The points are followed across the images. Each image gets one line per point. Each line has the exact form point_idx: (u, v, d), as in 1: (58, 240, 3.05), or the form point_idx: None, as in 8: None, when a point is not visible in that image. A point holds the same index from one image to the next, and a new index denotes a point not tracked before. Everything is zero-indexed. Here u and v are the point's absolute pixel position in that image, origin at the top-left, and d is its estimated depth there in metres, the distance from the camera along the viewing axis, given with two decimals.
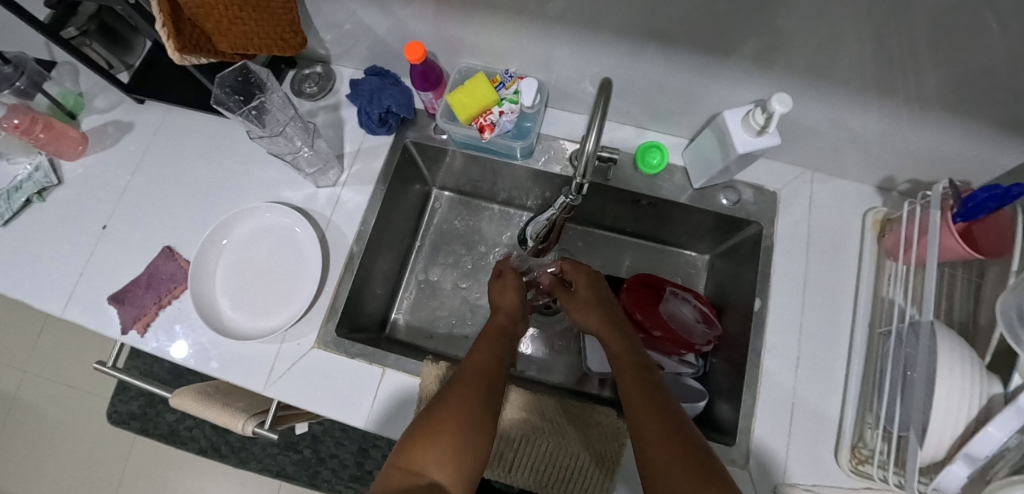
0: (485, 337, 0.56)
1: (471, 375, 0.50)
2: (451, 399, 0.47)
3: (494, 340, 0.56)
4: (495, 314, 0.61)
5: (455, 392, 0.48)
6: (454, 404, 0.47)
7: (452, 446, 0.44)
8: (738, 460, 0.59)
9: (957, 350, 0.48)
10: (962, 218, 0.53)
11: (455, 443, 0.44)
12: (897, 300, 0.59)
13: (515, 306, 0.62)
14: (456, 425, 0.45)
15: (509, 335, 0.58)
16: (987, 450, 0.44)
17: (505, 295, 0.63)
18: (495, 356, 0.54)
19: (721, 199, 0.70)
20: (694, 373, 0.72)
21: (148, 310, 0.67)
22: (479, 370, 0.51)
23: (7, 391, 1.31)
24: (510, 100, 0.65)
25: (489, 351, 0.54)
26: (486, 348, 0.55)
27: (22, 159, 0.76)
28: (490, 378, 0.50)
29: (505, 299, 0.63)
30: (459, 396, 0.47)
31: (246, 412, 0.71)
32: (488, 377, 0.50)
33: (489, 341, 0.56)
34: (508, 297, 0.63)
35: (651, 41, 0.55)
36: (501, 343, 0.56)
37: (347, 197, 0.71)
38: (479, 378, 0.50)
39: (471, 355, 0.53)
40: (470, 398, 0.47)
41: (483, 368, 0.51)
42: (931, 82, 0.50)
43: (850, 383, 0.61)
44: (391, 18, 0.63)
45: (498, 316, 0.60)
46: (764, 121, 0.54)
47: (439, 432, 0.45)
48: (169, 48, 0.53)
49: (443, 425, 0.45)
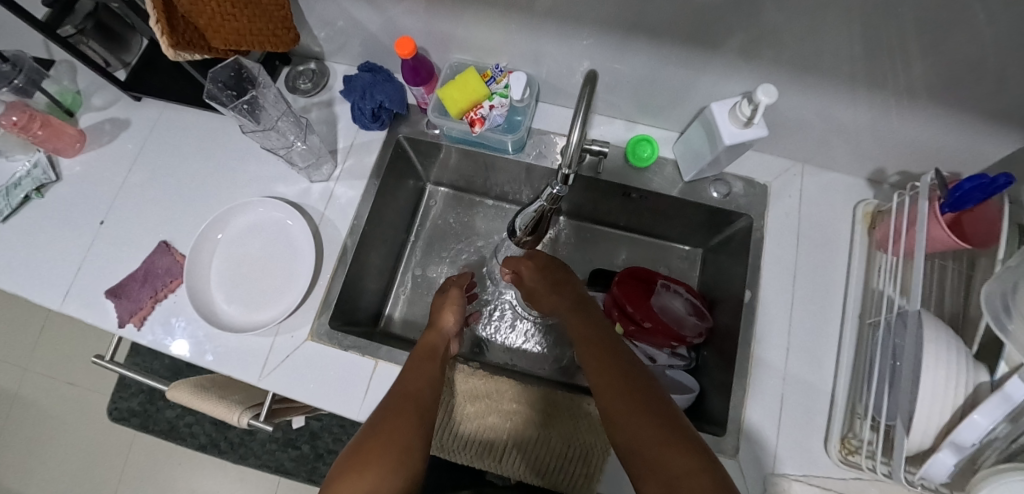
0: (416, 359, 0.55)
1: (400, 401, 0.48)
2: (382, 426, 0.45)
3: (425, 361, 0.55)
4: (427, 335, 0.60)
5: (386, 419, 0.45)
6: (385, 430, 0.44)
7: (386, 471, 0.41)
8: (728, 451, 0.59)
9: (943, 339, 0.49)
10: (950, 208, 0.53)
11: (389, 466, 0.41)
12: (885, 290, 0.59)
13: (451, 328, 0.63)
14: (388, 448, 0.42)
15: (440, 356, 0.57)
16: (973, 437, 0.45)
17: (442, 315, 0.64)
18: (427, 377, 0.53)
19: (711, 192, 0.70)
20: (686, 365, 0.73)
21: (144, 304, 0.67)
22: (410, 395, 0.49)
23: (9, 389, 1.32)
24: (499, 94, 0.66)
25: (420, 371, 0.53)
26: (416, 370, 0.53)
27: (21, 156, 0.77)
28: (422, 401, 0.49)
29: (441, 320, 0.63)
30: (390, 423, 0.45)
31: (241, 405, 0.72)
32: (419, 400, 0.49)
33: (420, 363, 0.54)
34: (447, 317, 0.64)
35: (639, 34, 0.56)
36: (433, 364, 0.55)
37: (340, 191, 0.72)
38: (410, 402, 0.48)
39: (401, 379, 0.52)
40: (402, 422, 0.45)
41: (414, 392, 0.50)
42: (918, 73, 0.50)
43: (839, 374, 0.61)
44: (382, 14, 0.64)
45: (431, 336, 0.60)
46: (750, 113, 0.55)
47: (370, 460, 0.41)
48: (163, 44, 0.54)
49: (372, 452, 0.42)
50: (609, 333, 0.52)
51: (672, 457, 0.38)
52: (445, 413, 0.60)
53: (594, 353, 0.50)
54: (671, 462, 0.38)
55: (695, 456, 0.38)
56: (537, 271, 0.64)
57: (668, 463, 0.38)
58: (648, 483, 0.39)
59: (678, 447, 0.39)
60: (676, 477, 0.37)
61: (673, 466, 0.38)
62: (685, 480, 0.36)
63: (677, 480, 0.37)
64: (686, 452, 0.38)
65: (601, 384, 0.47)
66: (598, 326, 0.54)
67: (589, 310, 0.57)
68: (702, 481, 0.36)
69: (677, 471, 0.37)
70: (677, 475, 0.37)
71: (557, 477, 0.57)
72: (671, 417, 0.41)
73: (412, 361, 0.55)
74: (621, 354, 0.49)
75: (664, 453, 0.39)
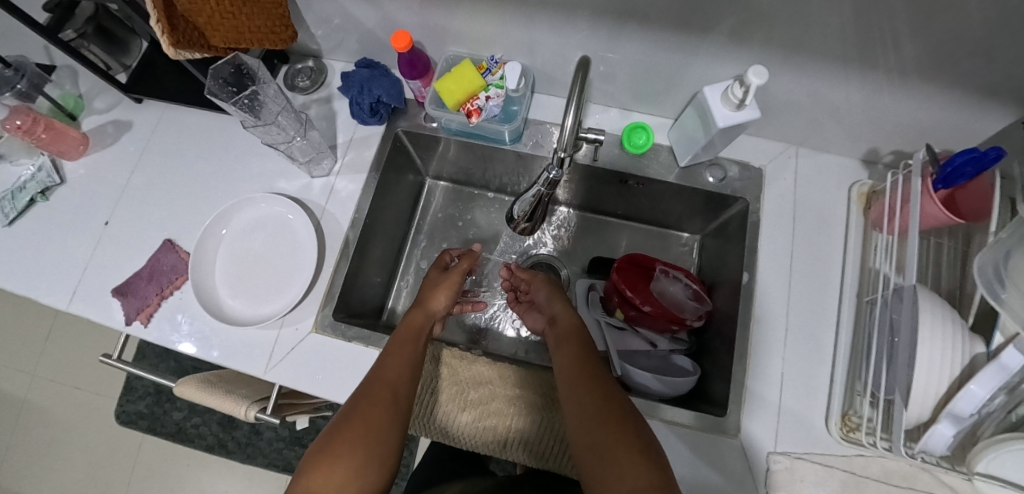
0: (399, 342, 0.56)
1: (377, 389, 0.49)
2: (357, 414, 0.46)
3: (405, 344, 0.56)
4: (412, 315, 0.62)
5: (360, 408, 0.47)
6: (361, 418, 0.46)
7: (357, 463, 0.43)
8: (730, 431, 0.60)
9: (938, 311, 0.49)
10: (943, 184, 0.53)
11: (360, 459, 0.43)
12: (882, 268, 0.60)
13: (437, 307, 0.65)
14: (362, 442, 0.44)
15: (423, 338, 0.59)
16: (969, 408, 0.46)
17: (433, 296, 0.66)
18: (406, 361, 0.54)
19: (707, 176, 0.71)
20: (686, 350, 0.74)
21: (150, 301, 0.68)
22: (386, 381, 0.50)
23: (17, 396, 1.33)
24: (496, 85, 0.65)
25: (400, 355, 0.54)
26: (398, 354, 0.54)
27: (25, 160, 0.78)
28: (399, 389, 0.50)
29: (431, 300, 0.65)
30: (364, 413, 0.46)
31: (249, 399, 0.73)
32: (396, 387, 0.50)
33: (402, 345, 0.55)
34: (438, 298, 0.66)
35: (632, 21, 0.57)
36: (414, 346, 0.56)
37: (341, 185, 0.73)
38: (387, 390, 0.49)
39: (380, 363, 0.53)
40: (376, 413, 0.46)
41: (392, 378, 0.51)
42: (908, 51, 0.51)
43: (838, 352, 0.61)
44: (378, 9, 0.65)
45: (416, 317, 0.61)
46: (743, 94, 0.55)
47: (341, 452, 0.43)
48: (164, 44, 0.56)
49: (344, 445, 0.44)
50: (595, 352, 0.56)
51: (638, 476, 0.40)
52: (439, 400, 0.61)
53: (579, 370, 0.53)
54: (632, 477, 0.40)
55: (659, 476, 0.40)
56: (545, 284, 0.69)
57: (634, 476, 0.40)
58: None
59: (645, 465, 0.41)
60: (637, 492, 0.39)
61: (640, 480, 0.39)
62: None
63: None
64: (648, 470, 0.40)
65: (585, 393, 0.49)
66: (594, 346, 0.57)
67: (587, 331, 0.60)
68: None
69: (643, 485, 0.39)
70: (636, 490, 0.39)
71: (561, 460, 0.58)
72: (641, 439, 0.43)
73: (392, 343, 0.56)
74: (600, 372, 0.52)
75: (625, 463, 0.41)
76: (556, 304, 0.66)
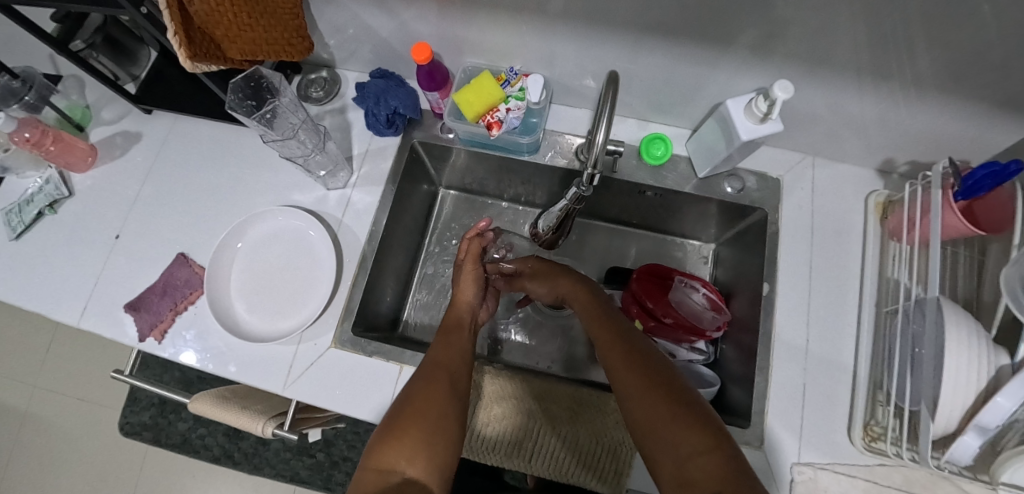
0: (443, 333, 0.57)
1: (433, 371, 0.49)
2: (417, 395, 0.46)
3: (449, 334, 0.57)
4: (452, 311, 0.62)
5: (419, 385, 0.47)
6: (421, 398, 0.45)
7: (423, 438, 0.42)
8: (753, 442, 0.60)
9: (963, 324, 0.49)
10: (963, 196, 0.54)
11: (427, 432, 0.43)
12: (902, 280, 0.60)
13: (471, 300, 0.64)
14: (425, 416, 0.44)
15: (466, 327, 0.59)
16: (997, 420, 0.45)
17: (461, 287, 0.66)
18: (455, 349, 0.54)
19: (725, 187, 0.71)
20: (705, 360, 0.73)
21: (164, 316, 0.67)
22: (439, 367, 0.50)
23: (18, 407, 1.31)
24: (516, 97, 0.66)
25: (449, 343, 0.54)
26: (446, 343, 0.55)
27: (32, 173, 0.76)
28: (453, 371, 0.50)
29: (461, 293, 0.65)
30: (424, 393, 0.46)
31: (264, 414, 0.73)
32: (450, 369, 0.50)
33: (447, 335, 0.56)
34: (466, 291, 0.65)
35: (654, 33, 0.56)
36: (460, 335, 0.57)
37: (357, 197, 0.72)
38: (441, 371, 0.49)
39: (431, 351, 0.53)
40: (436, 392, 0.46)
41: (444, 362, 0.51)
42: (927, 65, 0.51)
43: (859, 362, 0.62)
44: (394, 19, 0.64)
45: (456, 311, 0.62)
46: (767, 108, 0.55)
47: (406, 427, 0.43)
48: (181, 56, 0.53)
49: (409, 422, 0.43)
50: (617, 321, 0.54)
51: (684, 437, 0.38)
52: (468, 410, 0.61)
53: (605, 339, 0.51)
54: (680, 439, 0.38)
55: (705, 434, 0.38)
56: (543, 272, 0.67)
57: (677, 441, 0.38)
58: (660, 460, 0.39)
59: (685, 426, 0.39)
60: (690, 453, 0.37)
61: (684, 445, 0.38)
62: (697, 461, 0.37)
63: (688, 461, 0.37)
64: (696, 430, 0.38)
65: (613, 362, 0.48)
66: (619, 316, 0.55)
67: (610, 304, 0.58)
68: (714, 458, 0.36)
69: (690, 451, 0.37)
70: (687, 455, 0.37)
71: (587, 473, 0.57)
72: (682, 396, 0.42)
73: (440, 335, 0.56)
74: (626, 338, 0.50)
75: (675, 428, 0.39)
76: (559, 292, 0.64)
